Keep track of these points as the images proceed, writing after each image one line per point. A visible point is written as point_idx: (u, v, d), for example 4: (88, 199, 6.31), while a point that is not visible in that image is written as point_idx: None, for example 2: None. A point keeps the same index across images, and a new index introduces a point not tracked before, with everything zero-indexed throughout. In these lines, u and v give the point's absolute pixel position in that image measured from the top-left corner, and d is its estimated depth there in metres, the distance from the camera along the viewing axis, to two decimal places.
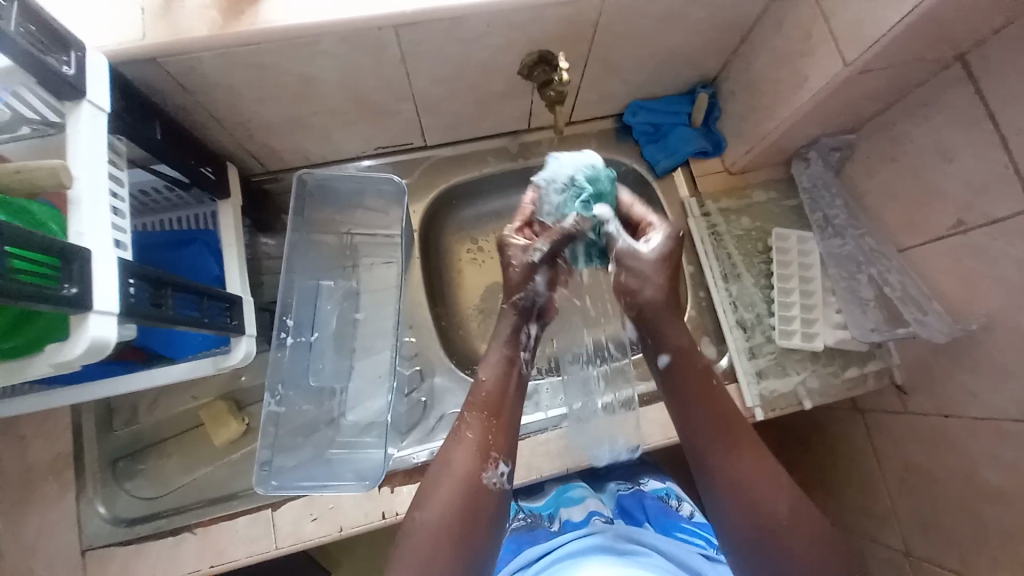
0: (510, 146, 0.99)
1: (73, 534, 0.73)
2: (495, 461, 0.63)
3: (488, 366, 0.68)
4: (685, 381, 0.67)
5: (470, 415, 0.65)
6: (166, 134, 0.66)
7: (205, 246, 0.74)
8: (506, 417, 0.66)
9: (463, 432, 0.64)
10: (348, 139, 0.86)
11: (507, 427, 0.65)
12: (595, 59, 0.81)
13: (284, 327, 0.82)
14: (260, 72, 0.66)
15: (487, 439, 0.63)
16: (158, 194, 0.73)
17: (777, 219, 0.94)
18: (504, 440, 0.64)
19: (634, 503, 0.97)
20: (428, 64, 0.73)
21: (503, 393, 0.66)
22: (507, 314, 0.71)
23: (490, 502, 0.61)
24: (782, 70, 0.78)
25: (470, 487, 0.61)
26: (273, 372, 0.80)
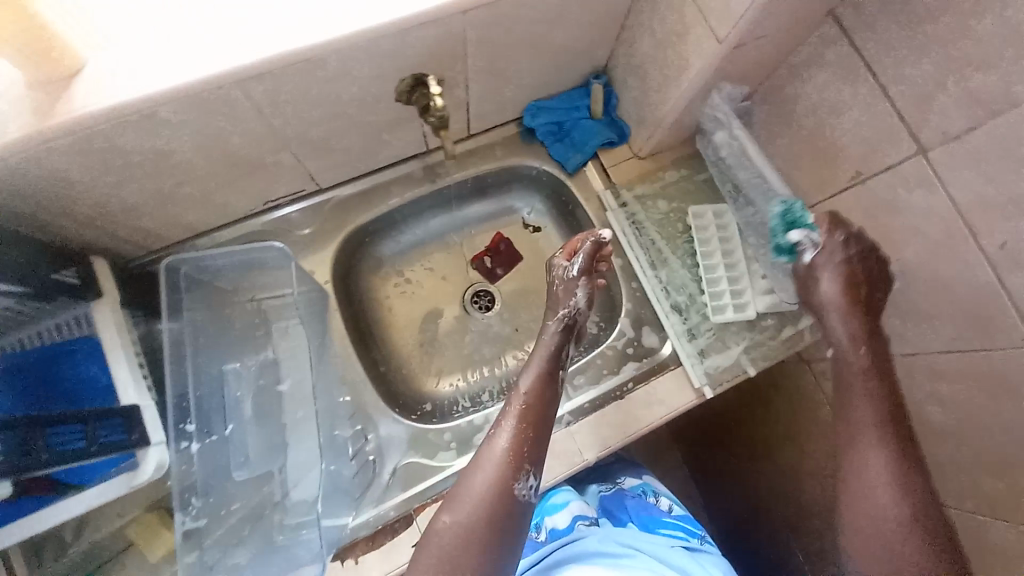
0: (414, 171, 0.93)
1: None
2: (526, 473, 0.67)
3: (527, 375, 0.76)
4: (852, 376, 0.69)
5: (505, 422, 0.70)
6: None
7: (89, 354, 0.66)
8: (538, 428, 0.71)
9: (498, 435, 0.69)
10: (233, 201, 0.79)
11: (540, 440, 0.70)
12: (478, 71, 0.76)
13: (184, 434, 0.70)
14: (103, 159, 0.59)
15: (521, 447, 0.68)
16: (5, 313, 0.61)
17: (693, 197, 0.93)
18: (535, 447, 0.69)
19: (616, 502, 0.97)
20: (294, 110, 0.67)
21: (541, 402, 0.73)
22: (551, 332, 0.80)
23: (513, 508, 0.65)
24: (667, 51, 0.76)
25: (502, 491, 0.65)
26: (179, 484, 0.69)
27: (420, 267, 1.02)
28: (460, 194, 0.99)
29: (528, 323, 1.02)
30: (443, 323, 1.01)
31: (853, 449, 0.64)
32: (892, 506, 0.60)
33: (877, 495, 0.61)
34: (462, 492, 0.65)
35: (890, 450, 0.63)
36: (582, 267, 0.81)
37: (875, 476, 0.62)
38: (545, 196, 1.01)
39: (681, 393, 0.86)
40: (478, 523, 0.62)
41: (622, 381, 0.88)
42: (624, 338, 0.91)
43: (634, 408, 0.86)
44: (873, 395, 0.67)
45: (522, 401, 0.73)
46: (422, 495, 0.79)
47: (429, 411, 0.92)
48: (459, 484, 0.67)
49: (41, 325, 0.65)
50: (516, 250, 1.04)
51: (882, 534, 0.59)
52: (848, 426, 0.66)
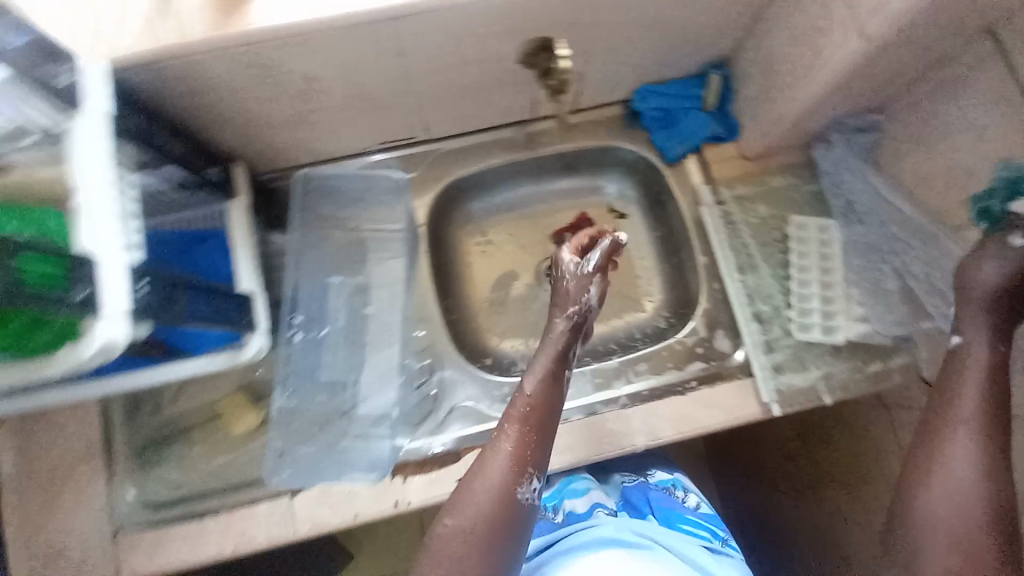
0: (515, 136, 0.96)
1: (102, 516, 0.77)
2: (529, 476, 0.68)
3: (530, 376, 0.74)
4: (968, 365, 0.63)
5: (509, 427, 0.70)
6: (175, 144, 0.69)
7: (217, 244, 0.77)
8: (542, 433, 0.71)
9: (501, 441, 0.69)
10: (353, 135, 0.86)
11: (544, 443, 0.70)
12: (601, 42, 0.77)
13: (293, 323, 0.87)
14: (262, 73, 0.67)
15: (525, 452, 0.69)
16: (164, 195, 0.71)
17: (798, 206, 0.89)
18: (538, 449, 0.70)
19: (637, 496, 0.94)
20: (426, 55, 0.72)
21: (545, 406, 0.72)
22: (560, 327, 0.77)
23: (518, 513, 0.66)
24: (801, 48, 0.73)
25: (506, 498, 0.66)
26: (285, 365, 0.86)
27: (502, 231, 1.04)
28: (554, 166, 1.00)
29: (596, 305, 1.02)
30: (514, 288, 1.02)
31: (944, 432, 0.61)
32: (964, 487, 0.59)
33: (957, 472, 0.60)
34: (464, 500, 0.66)
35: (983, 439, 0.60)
36: (599, 263, 0.80)
37: (955, 459, 0.60)
38: (638, 182, 1.01)
39: (744, 403, 0.84)
40: (482, 529, 0.64)
41: (683, 378, 0.88)
42: (696, 337, 0.90)
43: (693, 409, 0.83)
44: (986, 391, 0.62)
45: (525, 404, 0.72)
46: (470, 439, 0.83)
47: (489, 365, 0.96)
48: (461, 487, 0.68)
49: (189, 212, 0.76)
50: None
51: (946, 504, 0.59)
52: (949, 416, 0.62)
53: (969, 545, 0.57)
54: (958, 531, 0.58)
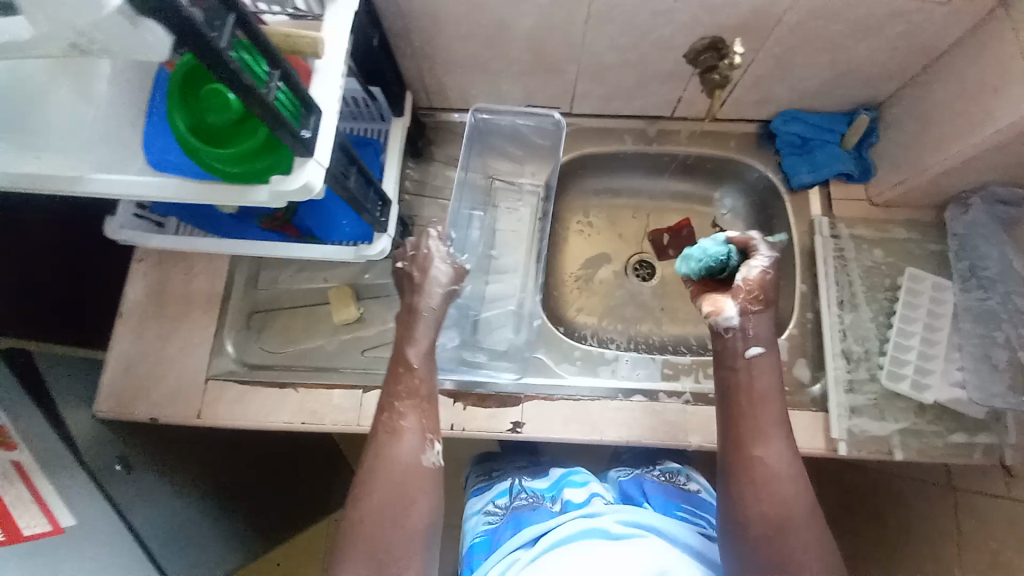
0: (648, 129, 1.01)
1: (204, 361, 0.87)
2: (431, 442, 0.70)
3: (415, 348, 0.74)
4: (756, 381, 0.71)
5: (403, 406, 0.70)
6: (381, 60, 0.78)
7: (375, 150, 0.87)
8: (431, 401, 0.73)
9: (396, 423, 0.69)
10: (510, 90, 0.93)
11: (436, 408, 0.72)
12: (766, 57, 0.82)
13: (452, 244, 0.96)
14: (468, 9, 0.75)
15: (422, 422, 0.70)
16: (358, 105, 0.87)
17: (915, 260, 0.88)
18: (432, 417, 0.72)
19: (634, 487, 0.89)
20: (608, 28, 0.78)
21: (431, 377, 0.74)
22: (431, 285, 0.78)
23: (430, 481, 0.68)
24: (967, 103, 0.74)
25: (414, 470, 0.67)
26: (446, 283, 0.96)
27: (605, 214, 1.09)
28: (676, 167, 1.04)
29: (678, 308, 1.04)
30: (604, 270, 1.07)
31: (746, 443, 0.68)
32: (787, 479, 0.66)
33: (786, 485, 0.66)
34: (371, 487, 0.66)
35: (780, 433, 0.69)
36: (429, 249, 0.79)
37: (778, 454, 0.67)
38: (751, 202, 1.03)
39: (813, 434, 0.84)
40: (393, 500, 0.65)
41: None
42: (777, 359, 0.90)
43: None
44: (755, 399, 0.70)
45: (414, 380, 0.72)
46: (540, 388, 0.88)
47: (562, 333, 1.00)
48: (365, 468, 0.67)
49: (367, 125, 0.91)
50: (692, 238, 1.06)
51: (789, 501, 0.65)
52: (754, 435, 0.68)
53: (795, 527, 0.63)
54: (802, 518, 0.64)
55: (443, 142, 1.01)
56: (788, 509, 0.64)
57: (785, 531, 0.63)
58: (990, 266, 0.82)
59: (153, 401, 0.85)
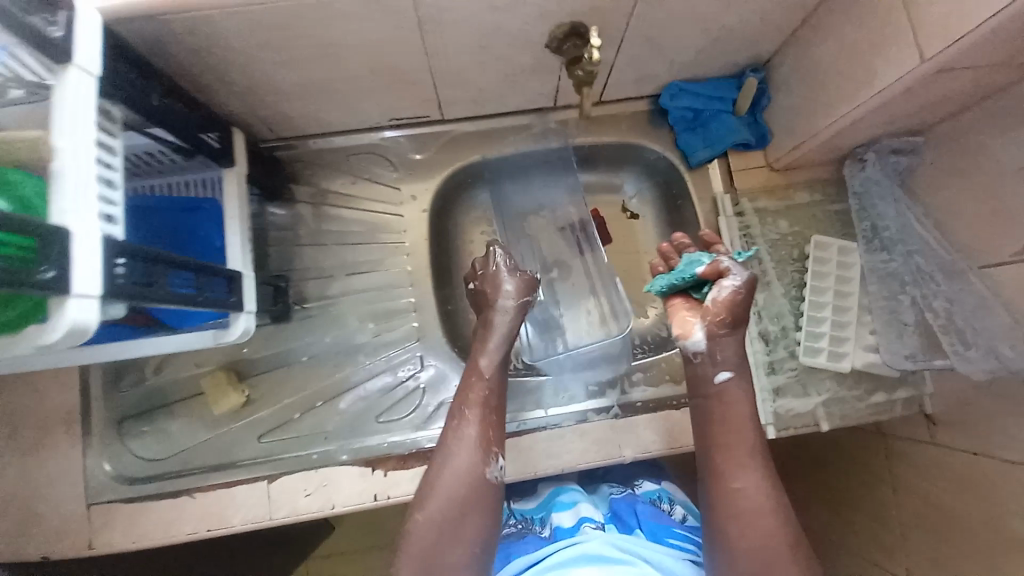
0: (535, 124, 0.91)
1: (80, 489, 0.75)
2: (494, 456, 0.68)
3: (486, 355, 0.74)
4: (725, 406, 0.71)
5: (470, 412, 0.69)
6: (176, 109, 0.64)
7: (210, 215, 0.73)
8: (499, 412, 0.71)
9: (462, 428, 0.68)
10: (366, 110, 0.81)
11: (501, 420, 0.71)
12: (636, 34, 0.72)
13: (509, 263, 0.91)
14: (275, 37, 0.62)
15: (486, 433, 0.68)
16: (153, 158, 0.71)
17: (817, 224, 0.86)
18: (498, 431, 0.70)
19: (626, 509, 0.85)
20: (450, 32, 0.66)
21: (502, 388, 0.72)
22: (501, 312, 0.76)
23: (490, 494, 0.66)
24: (850, 60, 0.68)
25: (475, 482, 0.65)
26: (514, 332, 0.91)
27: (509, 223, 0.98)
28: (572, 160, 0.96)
29: None
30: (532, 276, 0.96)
31: (721, 470, 0.69)
32: (765, 510, 0.66)
33: (763, 513, 0.66)
34: (437, 487, 0.65)
35: (758, 463, 0.68)
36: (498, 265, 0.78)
37: (754, 486, 0.67)
38: (655, 183, 0.98)
39: None
40: (452, 515, 0.63)
41: (679, 393, 0.85)
42: None
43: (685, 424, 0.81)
44: (726, 423, 0.70)
45: (484, 387, 0.72)
46: None
47: None
48: (432, 469, 0.66)
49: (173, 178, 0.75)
50: (606, 230, 0.99)
51: (766, 534, 0.65)
52: (731, 464, 0.68)
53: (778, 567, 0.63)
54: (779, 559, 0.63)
55: (306, 178, 0.88)
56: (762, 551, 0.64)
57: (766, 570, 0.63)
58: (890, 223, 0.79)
59: (26, 551, 0.73)
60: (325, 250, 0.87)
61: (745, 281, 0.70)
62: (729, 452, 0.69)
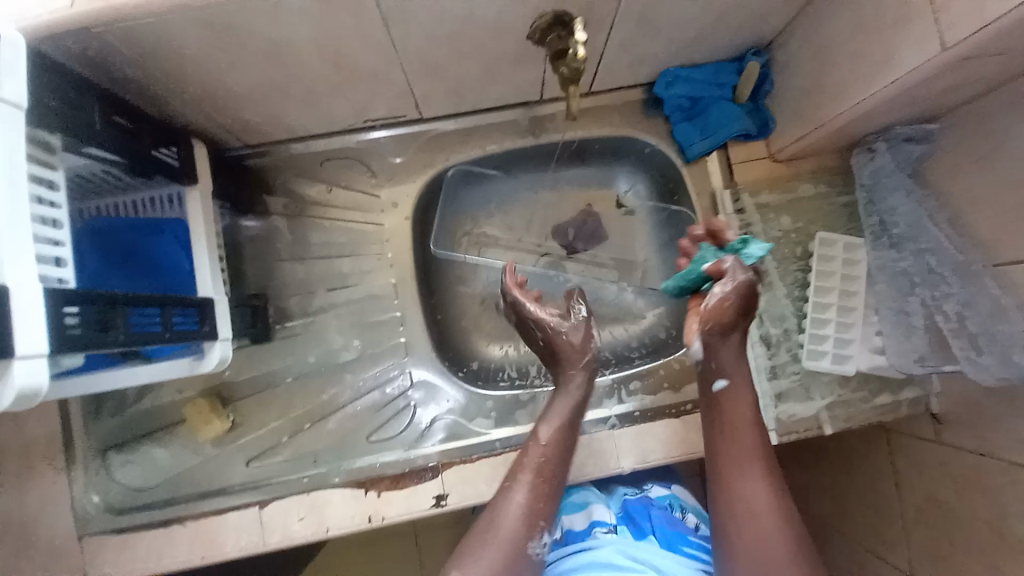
0: (521, 119, 0.85)
1: (67, 526, 0.72)
2: (540, 531, 0.62)
3: (546, 425, 0.68)
4: (731, 405, 0.67)
5: (521, 478, 0.64)
6: (126, 126, 0.59)
7: (174, 238, 0.67)
8: (558, 483, 0.65)
9: (514, 493, 0.63)
10: (336, 114, 0.75)
11: (557, 494, 0.65)
12: (627, 21, 0.66)
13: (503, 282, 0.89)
14: (223, 42, 0.56)
15: (535, 505, 0.63)
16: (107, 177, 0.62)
17: (824, 219, 0.82)
18: (551, 504, 0.64)
19: (639, 508, 0.79)
20: (420, 29, 0.60)
21: (559, 457, 0.66)
22: (573, 371, 0.71)
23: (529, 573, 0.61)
24: (864, 44, 0.62)
25: (517, 556, 0.60)
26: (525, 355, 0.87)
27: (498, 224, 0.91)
28: (562, 155, 0.90)
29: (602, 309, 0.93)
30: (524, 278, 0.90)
31: (721, 469, 0.65)
32: (768, 514, 0.61)
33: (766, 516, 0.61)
34: (477, 553, 0.60)
35: (767, 469, 0.64)
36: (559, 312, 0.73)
37: (761, 492, 0.62)
38: (652, 177, 0.92)
39: None
40: None
41: (679, 400, 0.82)
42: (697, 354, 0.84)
43: (688, 431, 0.78)
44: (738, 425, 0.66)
45: (539, 454, 0.66)
46: (456, 452, 0.77)
47: (475, 371, 0.86)
48: (477, 531, 0.62)
49: (136, 195, 0.67)
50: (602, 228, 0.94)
51: (768, 538, 0.60)
52: (737, 468, 0.64)
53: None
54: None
55: (280, 187, 0.82)
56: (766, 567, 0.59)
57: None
58: (899, 218, 0.75)
59: None
60: (307, 264, 0.83)
61: (733, 288, 0.65)
62: (740, 456, 0.65)
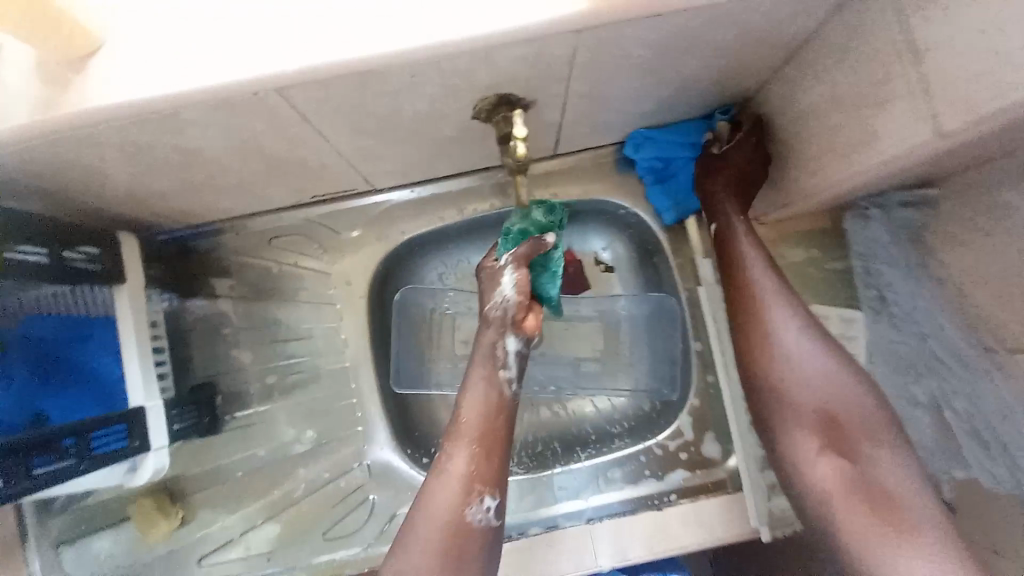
0: (484, 186, 0.78)
1: None
2: (479, 496, 0.54)
3: (472, 388, 0.58)
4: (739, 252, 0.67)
5: (454, 448, 0.55)
6: (38, 255, 0.55)
7: (102, 343, 0.63)
8: (496, 444, 0.56)
9: (445, 463, 0.56)
10: (277, 196, 0.70)
11: (498, 451, 0.56)
12: (578, 95, 0.59)
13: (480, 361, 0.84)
14: (130, 150, 0.52)
15: (473, 471, 0.54)
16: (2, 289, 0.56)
17: (814, 288, 0.75)
18: (492, 464, 0.56)
19: None
20: (344, 120, 0.54)
21: (492, 415, 0.57)
22: (486, 329, 0.59)
23: (480, 542, 0.53)
24: (846, 116, 0.54)
25: (454, 529, 0.53)
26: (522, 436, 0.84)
27: (462, 300, 0.84)
28: None
29: (593, 381, 0.85)
30: None
31: (753, 330, 0.63)
32: (810, 375, 0.59)
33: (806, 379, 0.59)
34: (417, 533, 0.53)
35: (789, 303, 0.62)
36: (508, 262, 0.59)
37: (789, 338, 0.60)
38: (630, 240, 0.85)
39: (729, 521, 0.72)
40: (434, 574, 0.51)
41: (661, 490, 0.76)
42: (680, 440, 0.78)
43: (670, 521, 0.71)
44: (765, 281, 0.64)
45: (468, 417, 0.57)
46: None
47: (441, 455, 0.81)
48: (414, 510, 0.55)
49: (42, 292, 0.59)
50: (581, 277, 0.84)
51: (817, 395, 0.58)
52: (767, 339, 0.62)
53: (826, 423, 0.57)
54: (819, 388, 0.58)
55: (233, 268, 0.78)
56: (797, 388, 0.59)
57: (811, 413, 0.58)
58: (898, 293, 0.67)
59: None
60: (261, 347, 0.79)
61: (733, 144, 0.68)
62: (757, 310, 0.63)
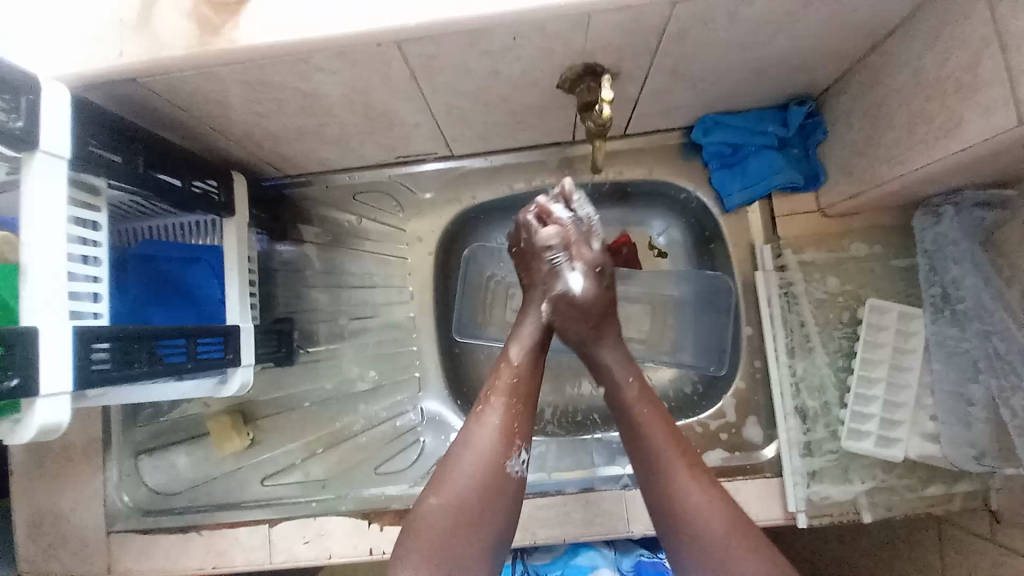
0: (552, 160, 0.83)
1: (98, 509, 0.77)
2: (517, 447, 0.58)
3: (517, 344, 0.65)
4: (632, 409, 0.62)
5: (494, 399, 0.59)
6: (174, 179, 0.62)
7: (208, 267, 0.70)
8: (531, 397, 0.61)
9: (485, 415, 0.59)
10: (368, 150, 0.76)
11: (532, 409, 0.61)
12: (662, 70, 0.63)
13: None
14: (260, 89, 0.58)
15: (512, 423, 0.58)
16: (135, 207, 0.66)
17: (874, 283, 0.75)
18: (525, 421, 0.60)
19: None
20: (447, 77, 0.60)
21: (533, 376, 0.62)
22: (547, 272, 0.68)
23: (511, 491, 0.56)
24: (929, 103, 0.56)
25: (493, 476, 0.55)
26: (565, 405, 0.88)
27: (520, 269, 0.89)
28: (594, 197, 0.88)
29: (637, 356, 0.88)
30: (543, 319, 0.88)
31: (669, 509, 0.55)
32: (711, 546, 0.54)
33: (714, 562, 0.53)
34: (453, 478, 0.55)
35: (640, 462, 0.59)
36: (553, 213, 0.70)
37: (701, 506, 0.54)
38: (687, 224, 0.88)
39: (767, 503, 0.73)
40: (468, 511, 0.53)
41: None
42: (723, 420, 0.80)
43: None
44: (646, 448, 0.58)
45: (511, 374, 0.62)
46: None
47: None
48: (448, 456, 0.57)
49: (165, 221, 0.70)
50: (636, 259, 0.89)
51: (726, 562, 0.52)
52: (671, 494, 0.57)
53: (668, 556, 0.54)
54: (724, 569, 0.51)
55: (316, 216, 0.85)
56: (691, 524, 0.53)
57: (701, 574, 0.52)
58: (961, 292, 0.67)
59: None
60: (336, 291, 0.86)
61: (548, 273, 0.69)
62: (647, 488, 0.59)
